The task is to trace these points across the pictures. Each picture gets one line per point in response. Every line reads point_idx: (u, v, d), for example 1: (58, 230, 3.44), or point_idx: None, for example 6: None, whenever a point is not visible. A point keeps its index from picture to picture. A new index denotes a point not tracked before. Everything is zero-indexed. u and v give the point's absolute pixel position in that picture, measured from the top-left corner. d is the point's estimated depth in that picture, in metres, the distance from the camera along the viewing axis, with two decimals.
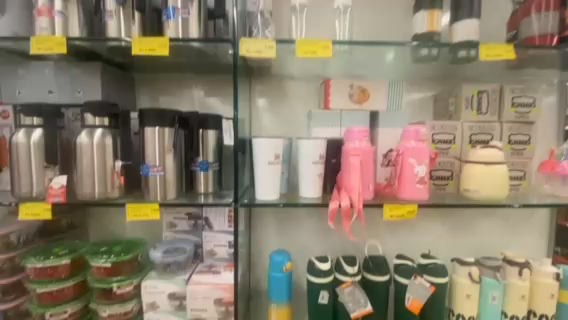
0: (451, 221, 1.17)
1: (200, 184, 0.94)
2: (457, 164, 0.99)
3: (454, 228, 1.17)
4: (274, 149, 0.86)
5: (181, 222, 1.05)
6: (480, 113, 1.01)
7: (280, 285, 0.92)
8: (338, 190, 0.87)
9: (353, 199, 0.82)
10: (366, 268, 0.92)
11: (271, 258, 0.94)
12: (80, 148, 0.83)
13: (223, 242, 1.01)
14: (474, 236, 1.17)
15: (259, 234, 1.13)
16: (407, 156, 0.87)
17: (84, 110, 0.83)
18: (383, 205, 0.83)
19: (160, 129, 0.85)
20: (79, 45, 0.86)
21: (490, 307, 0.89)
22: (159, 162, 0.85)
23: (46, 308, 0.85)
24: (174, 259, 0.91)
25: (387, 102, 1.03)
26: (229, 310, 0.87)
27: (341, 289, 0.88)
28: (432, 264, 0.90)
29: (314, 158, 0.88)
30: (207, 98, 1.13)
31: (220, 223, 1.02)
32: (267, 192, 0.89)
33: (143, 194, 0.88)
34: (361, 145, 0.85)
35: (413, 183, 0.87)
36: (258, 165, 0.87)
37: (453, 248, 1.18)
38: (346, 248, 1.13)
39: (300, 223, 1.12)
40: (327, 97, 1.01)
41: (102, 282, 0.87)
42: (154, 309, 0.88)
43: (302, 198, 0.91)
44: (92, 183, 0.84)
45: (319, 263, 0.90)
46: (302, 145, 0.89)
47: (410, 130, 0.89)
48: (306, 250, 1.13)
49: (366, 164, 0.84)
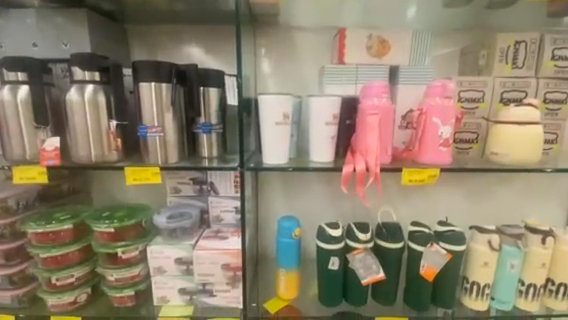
0: (470, 187, 1.10)
1: (203, 147, 0.87)
2: (483, 125, 0.90)
3: (472, 195, 1.11)
4: (283, 108, 0.77)
5: (186, 187, 0.99)
6: (515, 67, 0.89)
7: (290, 251, 0.89)
8: (353, 153, 0.80)
9: (370, 163, 0.75)
10: (379, 234, 0.88)
11: (279, 224, 0.90)
12: (71, 107, 0.76)
13: (229, 207, 0.97)
14: (493, 203, 1.11)
15: (266, 200, 1.08)
16: (430, 116, 0.78)
17: (71, 63, 0.75)
18: (402, 169, 0.76)
19: (157, 85, 0.77)
20: None
21: (506, 274, 0.86)
22: (158, 123, 0.79)
23: (52, 272, 0.84)
24: (179, 224, 0.88)
25: (409, 55, 0.92)
26: (237, 275, 0.85)
27: (351, 257, 0.84)
28: (449, 232, 0.85)
29: (327, 118, 0.80)
30: (208, 54, 1.02)
31: (226, 189, 0.97)
32: (275, 156, 0.82)
33: (143, 158, 0.82)
34: (380, 103, 0.76)
35: (436, 145, 0.79)
36: (266, 126, 0.79)
37: (469, 215, 1.12)
38: (357, 215, 1.09)
39: (309, 190, 1.07)
40: (342, 50, 0.91)
41: (107, 247, 0.85)
42: (162, 273, 0.87)
43: (313, 163, 0.84)
44: (88, 145, 0.78)
45: (330, 229, 0.86)
46: (314, 103, 0.80)
47: (435, 86, 0.79)
48: (315, 216, 1.09)
49: (384, 124, 0.76)
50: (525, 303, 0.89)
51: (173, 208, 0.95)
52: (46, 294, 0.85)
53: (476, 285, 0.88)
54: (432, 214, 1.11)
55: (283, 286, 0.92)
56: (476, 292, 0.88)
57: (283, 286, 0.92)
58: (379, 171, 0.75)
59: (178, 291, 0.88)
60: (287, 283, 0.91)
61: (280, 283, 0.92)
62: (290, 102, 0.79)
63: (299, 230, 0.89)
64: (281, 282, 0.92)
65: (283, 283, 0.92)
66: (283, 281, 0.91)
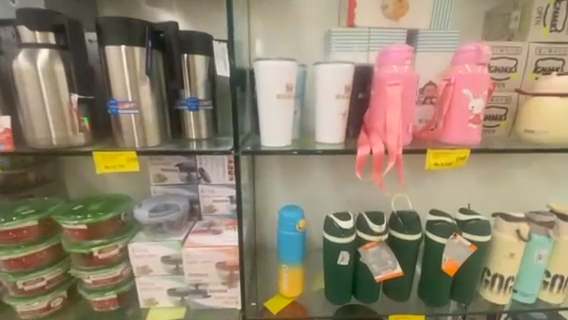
0: (487, 170, 1.00)
1: (189, 126, 0.75)
2: (514, 99, 0.79)
3: (491, 179, 1.00)
4: (286, 77, 0.63)
5: (171, 175, 0.86)
6: (555, 30, 0.76)
7: (292, 246, 0.78)
8: (368, 133, 0.68)
9: (391, 143, 0.63)
10: (394, 225, 0.77)
11: (280, 216, 0.78)
12: (20, 78, 0.61)
13: (223, 196, 0.86)
14: (513, 187, 1.01)
15: (265, 187, 0.96)
16: (460, 87, 0.66)
17: (16, 22, 0.59)
18: (427, 151, 0.64)
19: (128, 49, 0.62)
20: None
21: (533, 266, 0.78)
22: (133, 97, 0.65)
23: (16, 276, 0.72)
24: (164, 218, 0.75)
25: (431, 16, 0.78)
26: (234, 275, 0.74)
27: (363, 251, 0.74)
28: (473, 221, 0.75)
29: (338, 90, 0.66)
30: (192, 16, 0.86)
31: (218, 176, 0.85)
32: (277, 137, 0.68)
33: (117, 141, 0.68)
34: (402, 71, 0.64)
35: (464, 122, 0.67)
36: (264, 100, 0.65)
37: (485, 201, 1.02)
38: (366, 202, 0.98)
39: (313, 175, 0.95)
40: (353, 10, 0.76)
41: (80, 247, 0.73)
42: (147, 274, 0.76)
43: (319, 145, 0.72)
44: (47, 126, 0.64)
45: (340, 221, 0.74)
46: (322, 73, 0.67)
47: (466, 51, 0.66)
48: (319, 203, 0.98)
49: (406, 97, 0.64)
50: (549, 296, 0.82)
51: (158, 198, 0.82)
52: (14, 301, 0.74)
53: (499, 277, 0.80)
54: (447, 201, 1.01)
55: (285, 283, 0.82)
56: (498, 284, 0.80)
57: (285, 283, 0.82)
58: (401, 153, 0.63)
59: (167, 292, 0.77)
60: (290, 281, 0.82)
61: (282, 280, 0.82)
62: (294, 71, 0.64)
63: (303, 222, 0.78)
64: (283, 279, 0.82)
65: (286, 281, 0.82)
66: (286, 278, 0.82)
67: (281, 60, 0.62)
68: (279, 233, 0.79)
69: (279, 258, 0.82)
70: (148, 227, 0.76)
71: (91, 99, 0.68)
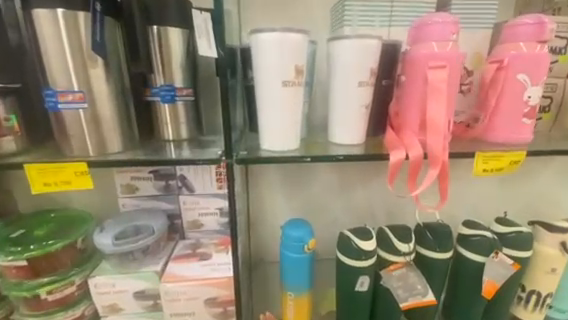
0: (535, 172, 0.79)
1: (164, 123, 0.57)
2: (562, 86, 0.66)
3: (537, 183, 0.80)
4: (296, 57, 0.46)
5: (144, 184, 0.68)
6: None
7: (299, 271, 0.64)
8: (399, 134, 0.53)
9: (435, 146, 0.48)
10: (422, 241, 0.64)
11: (284, 235, 0.63)
12: None
13: (212, 209, 0.70)
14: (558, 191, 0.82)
15: (261, 192, 0.81)
16: (514, 71, 0.52)
17: None
18: (476, 153, 0.52)
19: (65, 15, 0.43)
20: None
21: None
22: (80, 85, 0.46)
23: None
24: (135, 245, 0.56)
25: None
26: (229, 311, 0.59)
27: (387, 274, 0.61)
28: (514, 234, 0.63)
29: (362, 75, 0.51)
30: None
31: (205, 184, 0.68)
32: (283, 138, 0.52)
33: (62, 146, 0.49)
34: (448, 49, 0.48)
35: (518, 117, 0.54)
36: (266, 89, 0.48)
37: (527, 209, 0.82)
38: (378, 207, 0.85)
39: (317, 178, 0.81)
40: None
41: (20, 289, 0.56)
42: (117, 313, 0.59)
43: (333, 146, 0.57)
44: None
45: (358, 239, 0.60)
46: (341, 52, 0.50)
47: (523, 25, 0.52)
48: (325, 210, 0.84)
49: (452, 85, 0.49)
50: None
51: (125, 218, 0.62)
52: None
53: (535, 295, 0.69)
54: (484, 212, 0.80)
55: (291, 313, 0.68)
56: (534, 302, 0.70)
57: (290, 313, 0.68)
58: (447, 159, 0.48)
59: None
60: (297, 310, 0.68)
61: (287, 310, 0.68)
62: (306, 48, 0.48)
63: (312, 242, 0.63)
64: (287, 309, 0.68)
65: (291, 310, 0.68)
66: (291, 308, 0.68)
67: (289, 31, 0.45)
68: (283, 256, 0.64)
69: (282, 284, 0.67)
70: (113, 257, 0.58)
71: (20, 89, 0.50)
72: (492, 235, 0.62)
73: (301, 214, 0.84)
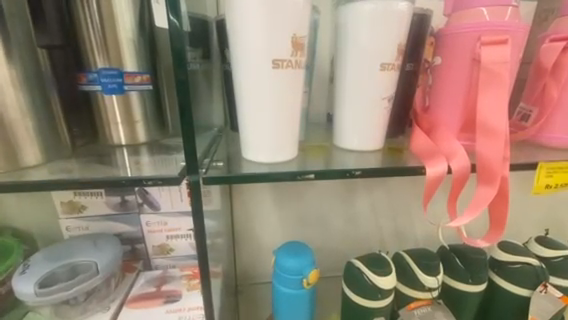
0: None
1: (111, 124, 0.41)
2: None
3: None
4: (293, 25, 0.31)
5: (93, 201, 0.52)
6: None
7: (298, 310, 0.50)
8: (433, 136, 0.39)
9: (491, 156, 0.33)
10: (448, 269, 0.51)
11: (279, 264, 0.50)
12: None
13: (183, 231, 0.55)
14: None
15: (246, 205, 0.67)
16: None
17: None
18: (538, 164, 0.40)
19: None
20: None
21: None
22: None
23: None
24: (68, 294, 0.41)
25: None
26: None
27: (408, 314, 0.47)
28: (562, 259, 0.51)
29: (384, 55, 0.36)
30: None
31: (173, 199, 0.53)
32: (275, 144, 0.36)
33: None
34: (508, 18, 0.34)
35: None
36: (250, 72, 0.33)
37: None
38: (388, 218, 0.71)
39: (315, 186, 0.67)
40: None
41: None
42: None
43: (341, 153, 0.42)
44: None
45: (370, 271, 0.47)
46: (356, 21, 0.35)
47: None
48: (325, 224, 0.70)
49: (510, 68, 0.35)
50: None
51: (62, 249, 0.47)
52: None
53: None
54: (518, 228, 0.66)
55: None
56: None
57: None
58: (507, 174, 0.34)
59: None
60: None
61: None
62: (307, 12, 0.32)
63: (313, 275, 0.49)
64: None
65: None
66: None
67: None
68: (277, 291, 0.51)
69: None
70: (44, 310, 0.42)
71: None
72: (538, 263, 0.49)
73: (297, 229, 0.70)
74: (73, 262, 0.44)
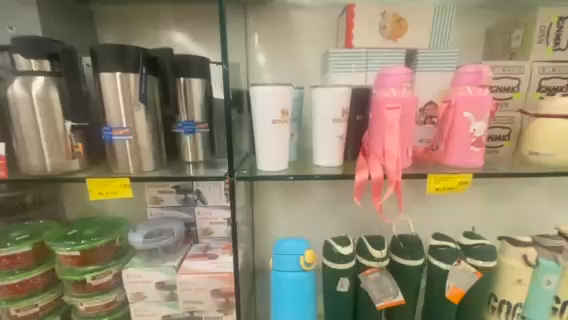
0: (490, 193, 0.99)
1: (186, 150, 0.74)
2: (518, 119, 0.75)
3: (494, 198, 1.00)
4: (282, 103, 0.64)
5: (169, 197, 0.85)
6: (558, 48, 0.74)
7: (301, 285, 0.66)
8: (366, 157, 0.67)
9: (389, 169, 0.61)
10: (395, 249, 0.75)
11: (280, 248, 0.67)
12: (15, 105, 0.61)
13: (220, 219, 0.84)
14: (494, 190, 0.99)
15: (263, 206, 0.96)
16: (460, 109, 0.64)
17: (13, 51, 0.60)
18: (427, 175, 0.66)
19: (122, 76, 0.61)
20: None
21: (542, 291, 0.75)
22: (127, 123, 0.64)
23: (9, 304, 0.71)
24: (159, 243, 0.73)
25: (431, 36, 0.76)
26: (230, 302, 0.72)
27: (364, 277, 0.72)
28: (478, 246, 0.72)
29: (335, 113, 0.65)
30: (191, 41, 0.88)
31: (216, 197, 0.84)
32: (275, 161, 0.67)
33: (111, 166, 0.67)
34: (399, 94, 0.62)
35: (467, 145, 0.66)
36: (261, 125, 0.65)
37: (488, 219, 1.01)
38: (367, 221, 0.96)
39: (312, 194, 0.94)
40: (350, 31, 0.76)
41: (73, 274, 0.71)
42: (142, 299, 0.74)
43: (316, 168, 0.70)
44: (41, 152, 0.63)
45: (339, 245, 0.72)
46: (319, 96, 0.65)
47: (468, 71, 0.65)
48: (319, 223, 0.96)
49: (405, 120, 0.63)
50: None
51: (152, 223, 0.80)
52: None
53: (506, 304, 0.76)
54: None
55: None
56: (506, 311, 0.77)
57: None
58: (400, 179, 0.62)
59: None
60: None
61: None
62: (289, 96, 0.65)
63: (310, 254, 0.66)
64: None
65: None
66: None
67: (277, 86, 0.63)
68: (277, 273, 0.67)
69: (276, 302, 0.68)
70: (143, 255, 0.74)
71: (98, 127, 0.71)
72: (454, 246, 0.73)
73: (298, 226, 0.97)
74: (162, 228, 0.77)
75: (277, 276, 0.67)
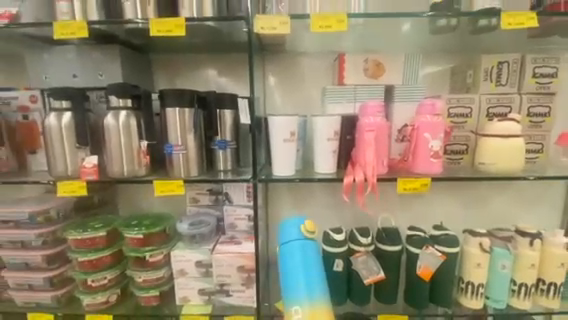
0: (466, 198, 1.18)
1: (219, 161, 0.99)
2: (473, 138, 0.98)
3: (470, 203, 1.18)
4: (291, 127, 0.89)
5: (204, 197, 1.11)
6: (500, 84, 0.96)
7: (306, 247, 0.79)
8: (353, 166, 0.91)
9: (368, 174, 0.86)
10: (379, 238, 0.97)
11: (285, 225, 0.86)
12: (107, 129, 0.88)
13: (242, 215, 1.07)
14: (468, 196, 1.17)
15: (275, 208, 1.19)
16: (421, 131, 0.89)
17: (108, 93, 0.88)
18: (397, 179, 0.89)
19: (180, 109, 0.88)
20: (118, 49, 0.97)
21: (499, 274, 0.94)
22: (181, 142, 0.90)
23: (88, 274, 0.96)
24: (199, 231, 0.99)
25: (403, 76, 1.02)
26: (251, 276, 0.95)
27: (354, 259, 0.94)
28: (443, 235, 0.94)
29: (330, 134, 0.91)
30: (222, 79, 1.16)
31: (240, 198, 1.08)
32: (286, 169, 0.92)
33: (168, 172, 0.93)
34: (376, 121, 0.87)
35: (427, 157, 0.90)
36: (276, 143, 0.90)
37: (466, 220, 1.19)
38: (359, 220, 1.18)
39: (315, 198, 1.18)
40: (342, 73, 1.02)
41: (136, 252, 0.96)
42: (183, 275, 0.97)
43: (317, 174, 0.95)
44: (121, 162, 0.90)
45: (334, 234, 0.95)
46: (317, 122, 0.91)
47: (426, 104, 0.90)
48: (321, 221, 1.19)
49: (379, 139, 0.87)
50: (517, 302, 0.96)
51: (193, 216, 1.07)
52: (83, 294, 0.97)
53: (471, 284, 0.95)
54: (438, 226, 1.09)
55: (305, 295, 0.72)
56: (471, 290, 0.96)
57: (304, 293, 0.72)
58: (376, 181, 0.86)
59: (198, 291, 0.99)
60: (312, 289, 0.73)
61: (300, 291, 0.72)
62: (296, 122, 0.91)
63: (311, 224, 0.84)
64: (300, 291, 0.72)
65: (304, 290, 0.72)
66: (304, 286, 0.73)
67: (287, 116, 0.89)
68: (284, 242, 0.82)
69: (282, 272, 0.78)
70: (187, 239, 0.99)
71: (157, 144, 0.98)
72: (422, 235, 0.96)
73: None
74: (201, 219, 1.04)
75: (284, 243, 0.81)
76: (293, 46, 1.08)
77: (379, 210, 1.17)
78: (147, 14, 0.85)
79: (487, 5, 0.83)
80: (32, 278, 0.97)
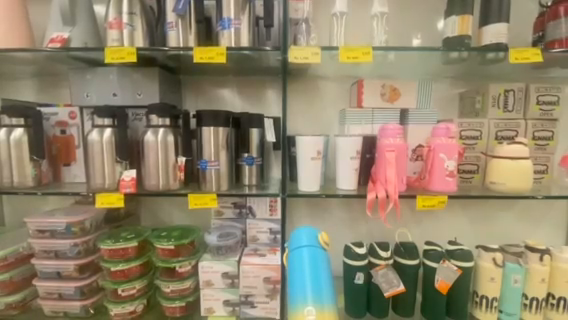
0: (474, 214, 1.24)
1: (245, 176, 1.05)
2: (483, 159, 1.06)
3: (478, 220, 1.24)
4: (317, 146, 0.96)
5: (228, 210, 1.13)
6: (506, 111, 1.05)
7: (317, 256, 0.74)
8: (374, 183, 0.98)
9: (390, 191, 0.93)
10: (398, 252, 1.02)
11: (295, 234, 0.81)
12: (147, 145, 0.95)
13: (264, 228, 1.12)
14: (476, 213, 1.23)
15: (294, 222, 1.24)
16: (438, 152, 0.96)
17: (149, 112, 0.95)
18: (416, 196, 0.96)
19: (215, 128, 0.95)
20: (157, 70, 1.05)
21: (512, 288, 0.99)
22: (215, 158, 0.96)
23: (118, 283, 1.00)
24: (226, 243, 1.04)
25: (417, 100, 1.09)
26: (276, 288, 0.99)
27: (375, 272, 0.98)
28: (459, 250, 0.99)
29: (352, 154, 0.98)
30: (245, 99, 1.24)
31: (263, 211, 1.11)
32: (311, 185, 0.99)
33: (201, 186, 0.99)
34: (396, 142, 0.94)
35: (443, 176, 0.97)
36: (303, 160, 0.97)
37: (476, 236, 1.24)
38: (374, 235, 1.24)
39: (332, 213, 1.23)
40: (360, 96, 1.08)
41: (166, 262, 1.01)
42: (210, 286, 1.01)
43: (339, 190, 1.01)
44: (158, 176, 0.96)
45: (355, 247, 1.00)
46: (341, 142, 0.98)
47: (441, 127, 0.97)
48: (338, 235, 1.24)
49: (400, 159, 0.94)
50: (530, 316, 1.00)
51: (219, 228, 1.11)
52: (112, 304, 1.00)
53: (485, 298, 1.00)
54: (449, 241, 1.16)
55: (311, 295, 0.66)
56: (485, 304, 1.00)
57: (309, 293, 0.66)
58: (397, 197, 0.93)
59: (223, 302, 1.02)
60: (319, 293, 0.67)
61: (305, 291, 0.67)
62: (321, 142, 0.98)
63: (324, 237, 0.80)
64: (306, 293, 0.67)
65: (310, 290, 0.67)
66: (311, 287, 0.67)
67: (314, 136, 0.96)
68: (294, 247, 0.78)
69: (290, 280, 0.71)
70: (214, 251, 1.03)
71: (189, 159, 1.05)
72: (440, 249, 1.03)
73: None
74: (228, 231, 1.08)
75: (294, 248, 0.77)
76: (315, 72, 1.17)
77: (393, 225, 1.23)
78: (188, 41, 0.94)
79: (493, 40, 0.93)
80: (62, 287, 1.01)
